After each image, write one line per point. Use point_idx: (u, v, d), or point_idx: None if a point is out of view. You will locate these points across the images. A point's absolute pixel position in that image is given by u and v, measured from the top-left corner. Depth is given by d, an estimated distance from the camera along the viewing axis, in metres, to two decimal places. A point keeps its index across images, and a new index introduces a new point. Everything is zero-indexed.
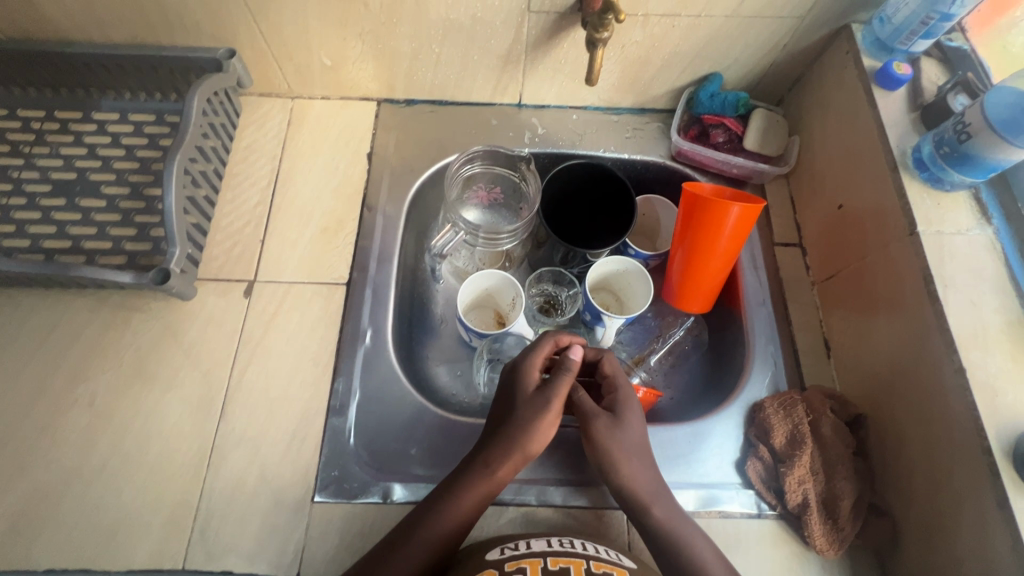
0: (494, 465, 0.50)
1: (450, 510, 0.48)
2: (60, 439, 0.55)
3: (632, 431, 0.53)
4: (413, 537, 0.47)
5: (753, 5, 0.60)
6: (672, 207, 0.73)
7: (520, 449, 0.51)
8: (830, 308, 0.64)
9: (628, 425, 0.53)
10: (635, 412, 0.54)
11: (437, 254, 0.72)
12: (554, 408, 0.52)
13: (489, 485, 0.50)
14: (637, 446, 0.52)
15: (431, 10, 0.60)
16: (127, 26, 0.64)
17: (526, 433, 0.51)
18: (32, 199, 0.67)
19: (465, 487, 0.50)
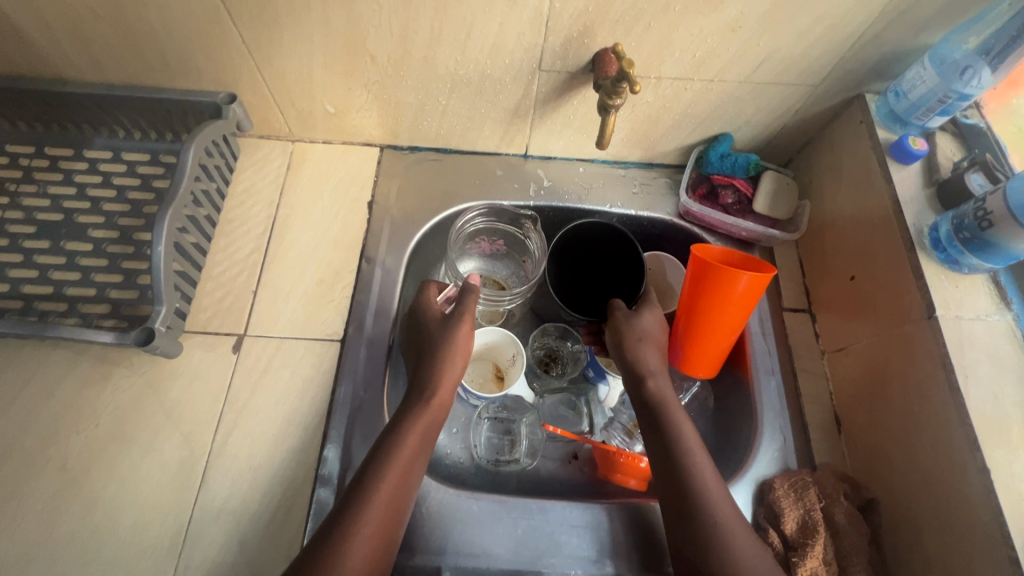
0: (425, 389, 0.55)
1: (398, 438, 0.51)
2: (26, 506, 0.52)
3: (646, 319, 0.61)
4: (374, 475, 0.48)
5: (768, 72, 0.59)
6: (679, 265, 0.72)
7: (441, 367, 0.56)
8: (840, 381, 0.62)
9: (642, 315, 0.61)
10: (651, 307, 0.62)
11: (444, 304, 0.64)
12: (464, 328, 0.58)
13: (429, 410, 0.54)
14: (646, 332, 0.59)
15: (440, 66, 0.59)
16: (124, 69, 0.62)
17: (446, 352, 0.56)
18: (15, 240, 0.64)
19: (404, 417, 0.53)
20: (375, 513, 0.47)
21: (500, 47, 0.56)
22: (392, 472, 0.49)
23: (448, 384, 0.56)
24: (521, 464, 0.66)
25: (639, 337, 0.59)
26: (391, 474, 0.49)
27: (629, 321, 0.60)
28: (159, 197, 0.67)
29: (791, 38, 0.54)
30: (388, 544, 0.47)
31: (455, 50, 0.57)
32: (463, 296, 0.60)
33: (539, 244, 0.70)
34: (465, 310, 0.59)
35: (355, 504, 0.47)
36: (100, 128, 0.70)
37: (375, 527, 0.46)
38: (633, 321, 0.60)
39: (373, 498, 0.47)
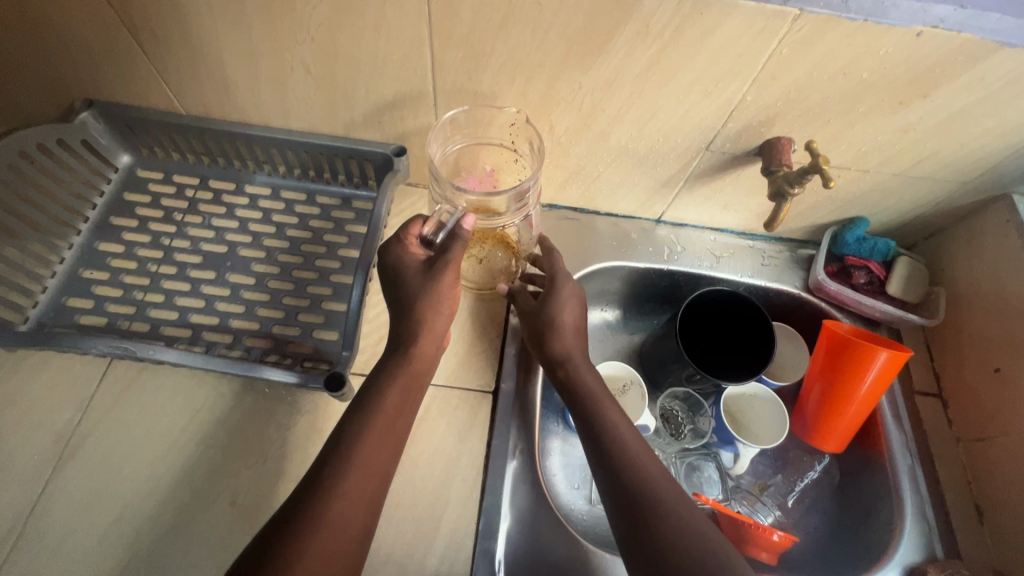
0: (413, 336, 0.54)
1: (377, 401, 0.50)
2: (200, 540, 0.52)
3: (552, 304, 0.60)
4: (358, 433, 0.48)
5: (923, 168, 0.62)
6: (791, 334, 0.75)
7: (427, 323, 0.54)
8: (980, 471, 0.63)
9: (556, 304, 0.59)
10: (556, 289, 0.60)
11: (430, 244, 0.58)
12: (447, 274, 0.54)
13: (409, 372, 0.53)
14: (562, 321, 0.59)
15: (612, 138, 0.62)
16: (308, 118, 0.65)
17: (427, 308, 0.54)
18: (182, 269, 0.66)
19: (384, 381, 0.52)
20: (359, 474, 0.45)
21: (678, 128, 0.60)
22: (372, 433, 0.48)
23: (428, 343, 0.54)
24: None
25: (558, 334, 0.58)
26: (370, 436, 0.48)
27: (538, 310, 0.60)
28: (317, 236, 0.70)
29: (959, 141, 0.57)
30: (372, 500, 0.46)
31: (633, 128, 0.60)
32: (449, 245, 0.53)
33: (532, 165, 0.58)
34: (448, 263, 0.54)
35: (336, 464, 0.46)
36: (262, 166, 0.73)
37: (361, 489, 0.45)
38: (545, 314, 0.59)
39: (358, 454, 0.46)
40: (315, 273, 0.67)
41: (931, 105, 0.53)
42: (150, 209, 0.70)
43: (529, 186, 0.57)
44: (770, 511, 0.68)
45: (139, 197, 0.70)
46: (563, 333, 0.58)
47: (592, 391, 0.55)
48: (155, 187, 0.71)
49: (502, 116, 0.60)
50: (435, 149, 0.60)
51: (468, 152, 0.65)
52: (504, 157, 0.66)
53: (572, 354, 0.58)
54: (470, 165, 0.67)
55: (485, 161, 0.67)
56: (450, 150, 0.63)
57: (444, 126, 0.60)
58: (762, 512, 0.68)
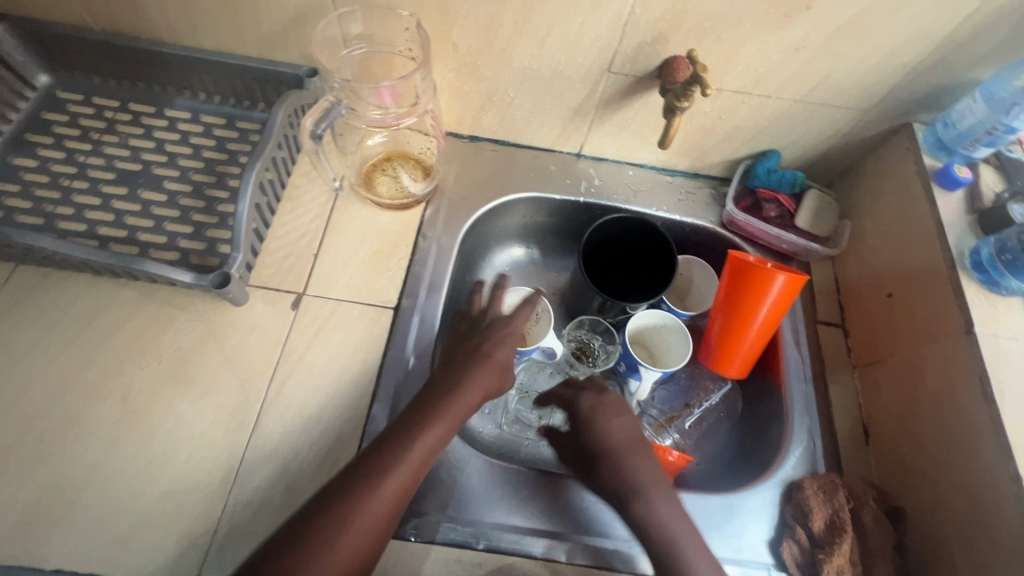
0: (430, 415, 0.52)
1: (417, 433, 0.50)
2: (88, 432, 0.54)
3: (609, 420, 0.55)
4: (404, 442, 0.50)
5: (824, 93, 0.62)
6: (707, 269, 0.75)
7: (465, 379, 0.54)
8: (871, 393, 0.64)
9: (603, 415, 0.56)
10: (615, 415, 0.55)
11: (315, 135, 0.62)
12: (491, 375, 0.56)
13: (445, 420, 0.52)
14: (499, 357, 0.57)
15: (515, 58, 0.63)
16: (219, 36, 0.66)
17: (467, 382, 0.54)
18: (94, 185, 0.67)
19: (406, 435, 0.50)
20: (383, 496, 0.47)
21: (576, 46, 0.60)
22: (417, 450, 0.49)
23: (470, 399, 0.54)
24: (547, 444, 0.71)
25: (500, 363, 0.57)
26: (425, 438, 0.50)
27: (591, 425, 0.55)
28: (232, 158, 0.71)
29: (851, 61, 0.58)
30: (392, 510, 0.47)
31: (533, 46, 0.61)
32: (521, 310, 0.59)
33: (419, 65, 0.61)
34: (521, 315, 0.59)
35: (388, 457, 0.49)
36: (183, 90, 0.74)
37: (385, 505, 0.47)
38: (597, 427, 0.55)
39: (382, 476, 0.47)
40: (226, 192, 0.68)
41: (814, 18, 0.54)
42: (67, 128, 0.71)
43: (417, 80, 0.60)
44: (670, 435, 0.70)
45: (56, 116, 0.71)
46: (596, 428, 0.55)
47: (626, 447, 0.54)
48: (74, 108, 0.72)
49: (397, 20, 0.60)
50: (324, 57, 0.61)
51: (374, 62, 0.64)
52: (408, 69, 0.65)
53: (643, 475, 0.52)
54: (377, 77, 0.66)
55: (392, 76, 0.66)
56: (348, 56, 0.63)
57: (331, 21, 0.59)
58: (664, 437, 0.69)
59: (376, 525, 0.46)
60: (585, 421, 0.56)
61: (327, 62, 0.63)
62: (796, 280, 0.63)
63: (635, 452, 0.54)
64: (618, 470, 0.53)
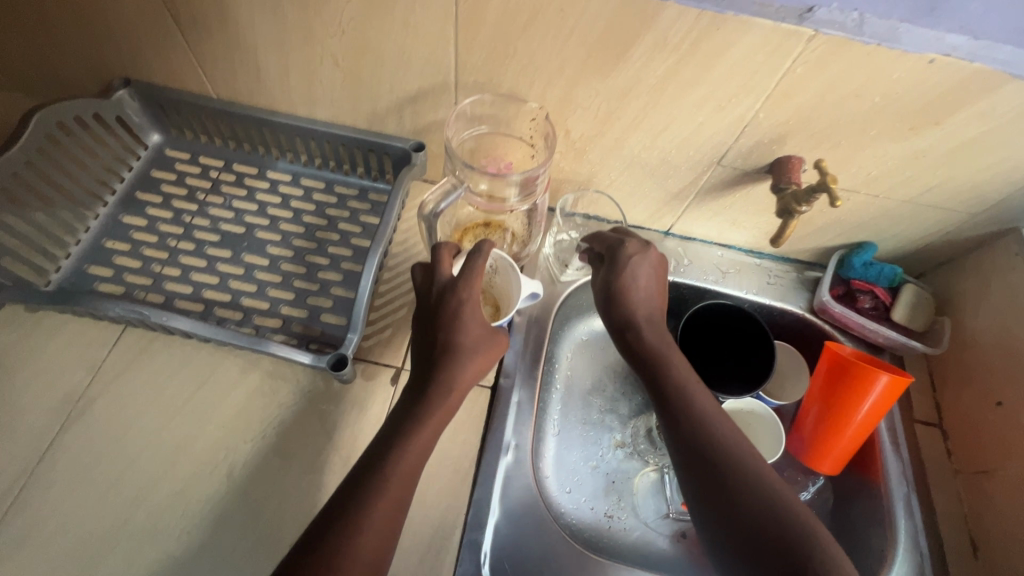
0: (422, 419, 0.50)
1: (409, 440, 0.48)
2: (194, 507, 0.54)
3: (636, 271, 0.60)
4: (400, 447, 0.48)
5: (934, 196, 0.62)
6: (794, 356, 0.75)
7: (451, 372, 0.52)
8: (977, 504, 0.62)
9: (636, 263, 0.60)
10: (634, 282, 0.59)
11: (433, 212, 0.63)
12: (468, 329, 0.53)
13: (434, 423, 0.50)
14: (466, 339, 0.53)
15: (626, 147, 0.64)
16: (334, 108, 0.67)
17: (448, 390, 0.52)
18: (200, 246, 0.68)
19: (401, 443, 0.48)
20: (386, 505, 0.45)
21: (690, 140, 0.61)
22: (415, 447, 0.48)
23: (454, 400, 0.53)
24: (628, 528, 0.70)
25: (473, 338, 0.54)
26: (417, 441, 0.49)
27: (621, 290, 0.59)
28: (332, 224, 0.72)
29: (969, 171, 0.58)
30: (397, 509, 0.46)
31: (647, 138, 0.62)
32: (471, 259, 0.54)
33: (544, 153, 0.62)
34: (473, 273, 0.54)
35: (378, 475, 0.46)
36: (285, 153, 0.75)
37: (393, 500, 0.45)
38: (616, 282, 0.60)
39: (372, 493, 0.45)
40: (326, 258, 0.69)
41: (941, 132, 0.54)
42: (175, 186, 0.72)
43: (539, 172, 0.59)
44: None
45: (165, 175, 0.73)
46: (637, 295, 0.59)
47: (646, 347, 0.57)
48: (182, 166, 0.74)
49: (523, 111, 0.61)
50: (452, 130, 0.62)
51: (489, 139, 0.66)
52: (523, 150, 0.67)
53: (665, 345, 0.57)
54: (490, 153, 0.68)
55: (506, 154, 0.68)
56: (469, 135, 0.65)
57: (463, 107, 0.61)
58: None
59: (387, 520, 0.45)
60: (621, 266, 0.60)
61: (452, 137, 0.63)
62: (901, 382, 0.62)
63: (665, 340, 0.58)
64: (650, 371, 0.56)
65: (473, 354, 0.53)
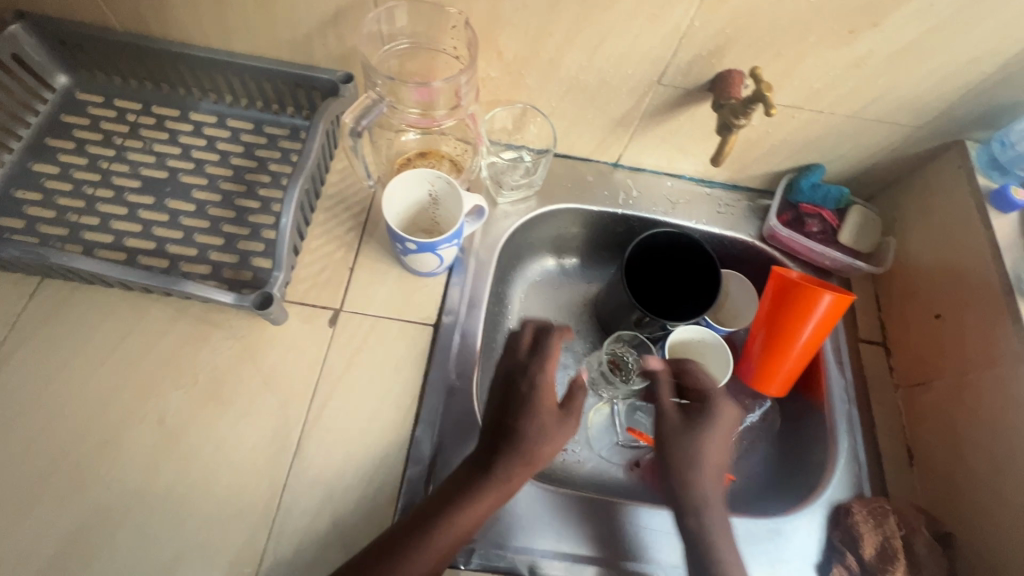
0: (479, 491, 0.49)
1: (471, 503, 0.48)
2: (125, 456, 0.52)
3: (710, 438, 0.56)
4: (452, 513, 0.47)
5: (879, 110, 0.61)
6: (745, 283, 0.74)
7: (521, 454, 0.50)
8: (915, 415, 0.63)
9: (719, 424, 0.57)
10: (717, 436, 0.56)
11: (354, 130, 0.63)
12: (546, 421, 0.52)
13: (491, 497, 0.49)
14: (535, 429, 0.51)
15: (563, 68, 0.60)
16: (251, 37, 0.63)
17: (527, 464, 0.51)
18: (119, 193, 0.64)
19: (471, 501, 0.48)
20: (427, 562, 0.46)
21: (628, 57, 0.58)
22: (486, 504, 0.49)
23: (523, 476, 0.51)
24: (581, 460, 0.70)
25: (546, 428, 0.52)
26: (480, 504, 0.48)
27: (692, 440, 0.56)
28: (261, 165, 0.68)
29: (911, 78, 0.56)
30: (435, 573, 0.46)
31: (583, 56, 0.59)
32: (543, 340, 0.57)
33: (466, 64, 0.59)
34: (547, 356, 0.56)
35: (424, 527, 0.47)
36: (208, 93, 0.71)
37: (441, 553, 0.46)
38: (687, 445, 0.56)
39: (421, 548, 0.46)
40: (257, 201, 0.66)
41: (881, 35, 0.52)
42: (89, 131, 0.68)
43: (461, 83, 0.58)
44: None
45: (77, 119, 0.68)
46: (703, 467, 0.55)
47: (700, 457, 0.55)
48: (95, 110, 0.69)
49: (444, 17, 0.56)
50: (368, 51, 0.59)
51: (418, 56, 0.61)
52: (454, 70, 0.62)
53: (707, 487, 0.54)
54: (421, 74, 0.62)
55: (437, 74, 0.63)
56: (389, 51, 0.60)
57: (377, 15, 0.56)
58: None
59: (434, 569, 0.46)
60: (699, 425, 0.57)
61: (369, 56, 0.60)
62: (842, 301, 0.62)
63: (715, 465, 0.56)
64: (682, 480, 0.55)
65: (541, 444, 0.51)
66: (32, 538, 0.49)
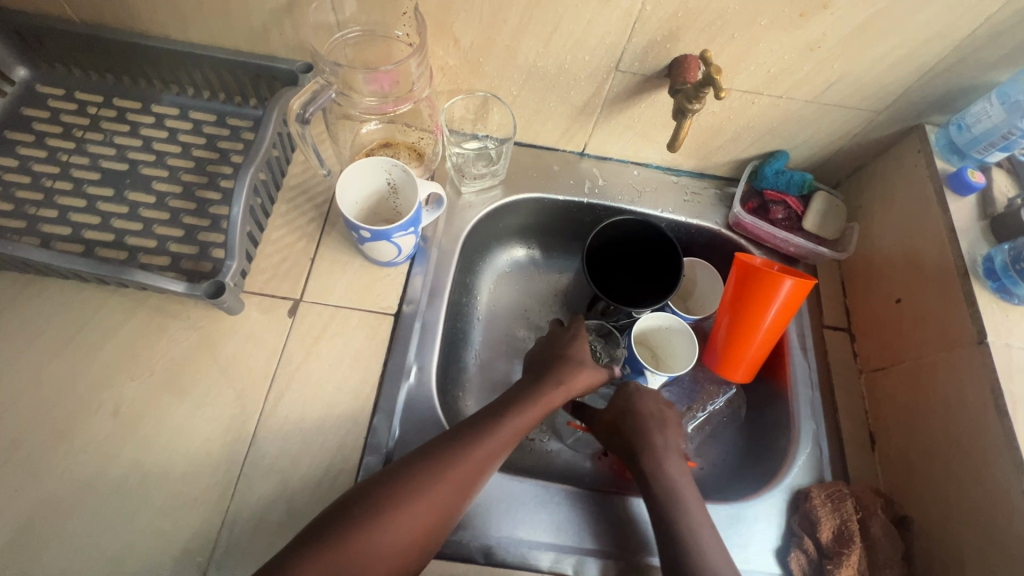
0: (530, 402, 0.56)
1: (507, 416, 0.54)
2: (79, 447, 0.52)
3: (643, 398, 0.62)
4: (486, 432, 0.52)
5: (837, 94, 0.61)
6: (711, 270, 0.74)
7: (554, 386, 0.58)
8: (877, 400, 0.64)
9: (643, 392, 0.62)
10: (648, 397, 0.62)
11: (302, 118, 0.60)
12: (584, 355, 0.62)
13: (538, 410, 0.56)
14: (581, 357, 0.61)
15: (520, 55, 0.60)
16: (208, 28, 0.62)
17: (568, 383, 0.59)
18: (79, 186, 0.64)
19: (472, 437, 0.51)
20: (451, 480, 0.49)
21: (583, 43, 0.58)
22: (475, 457, 0.50)
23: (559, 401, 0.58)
24: (551, 448, 0.70)
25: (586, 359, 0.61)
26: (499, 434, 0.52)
27: (626, 402, 0.61)
28: (223, 157, 0.68)
29: (866, 62, 0.56)
30: (468, 484, 0.50)
31: (539, 43, 0.59)
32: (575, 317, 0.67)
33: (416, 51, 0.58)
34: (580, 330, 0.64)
35: (457, 446, 0.51)
36: (170, 85, 0.70)
37: (441, 498, 0.48)
38: (628, 406, 0.61)
39: (462, 452, 0.50)
40: (218, 193, 0.66)
41: (831, 18, 0.52)
42: (49, 124, 0.67)
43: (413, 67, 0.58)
44: None
45: (37, 112, 0.68)
46: (647, 423, 0.60)
47: (645, 418, 0.60)
48: (55, 103, 0.69)
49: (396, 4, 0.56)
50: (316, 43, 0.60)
51: (374, 44, 0.61)
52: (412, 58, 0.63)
53: (660, 444, 0.58)
54: (380, 61, 0.63)
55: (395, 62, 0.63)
56: (339, 40, 0.60)
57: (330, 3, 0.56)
58: None
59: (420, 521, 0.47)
60: (630, 393, 0.62)
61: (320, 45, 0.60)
62: (804, 284, 0.61)
63: (668, 425, 0.60)
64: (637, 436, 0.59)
65: (583, 367, 0.60)
66: None
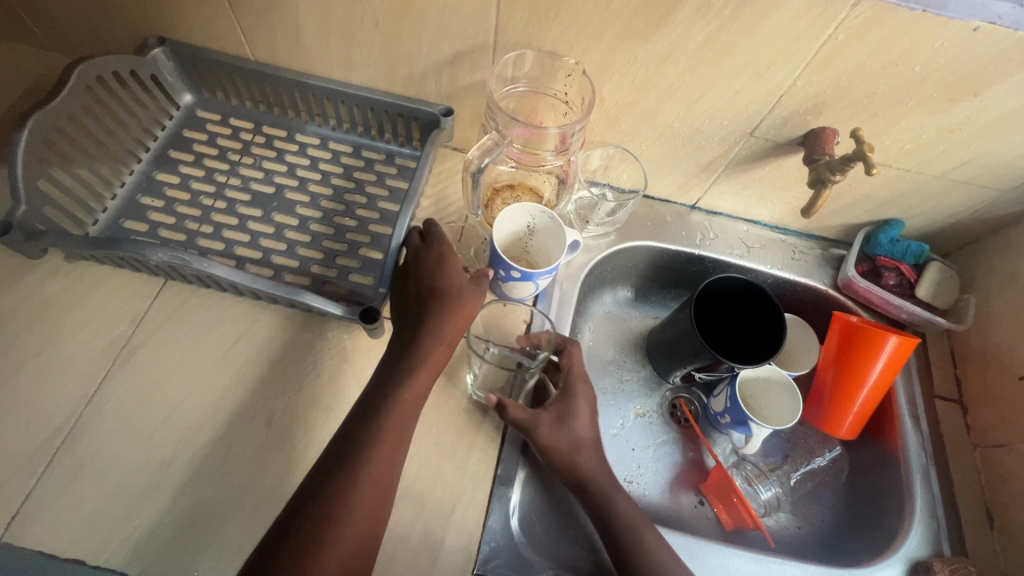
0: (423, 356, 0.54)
1: (409, 373, 0.53)
2: (235, 451, 0.56)
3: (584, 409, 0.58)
4: (395, 387, 0.52)
5: (966, 172, 0.63)
6: (803, 326, 0.75)
7: (441, 322, 0.56)
8: (995, 476, 0.63)
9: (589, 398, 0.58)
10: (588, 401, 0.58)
11: (478, 169, 0.63)
12: (453, 286, 0.58)
13: (433, 359, 0.55)
14: (445, 282, 0.58)
15: (660, 115, 0.64)
16: (371, 70, 0.68)
17: (438, 325, 0.56)
18: (232, 205, 0.69)
19: (403, 376, 0.53)
20: (384, 448, 0.49)
21: (724, 110, 0.61)
22: (405, 401, 0.52)
23: (458, 330, 0.57)
24: (646, 492, 0.69)
25: (466, 284, 0.59)
26: (414, 384, 0.53)
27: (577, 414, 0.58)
28: (359, 188, 0.73)
29: (1005, 145, 0.58)
30: (396, 448, 0.50)
31: (681, 106, 0.62)
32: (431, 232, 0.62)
33: (579, 116, 0.63)
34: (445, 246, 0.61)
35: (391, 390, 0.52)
36: (316, 117, 0.76)
37: (384, 464, 0.48)
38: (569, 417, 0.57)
39: (394, 400, 0.51)
40: (355, 221, 0.70)
41: (979, 104, 0.54)
42: (207, 146, 0.74)
43: (574, 130, 0.62)
44: (771, 485, 0.69)
45: (197, 135, 0.74)
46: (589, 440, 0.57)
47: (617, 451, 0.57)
48: (213, 127, 0.75)
49: (556, 65, 0.61)
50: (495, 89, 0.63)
51: (528, 99, 0.65)
52: (558, 111, 0.67)
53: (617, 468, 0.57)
54: (527, 113, 0.67)
55: (542, 115, 0.68)
56: (509, 92, 0.64)
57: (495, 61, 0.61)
58: (761, 491, 0.68)
59: (369, 509, 0.47)
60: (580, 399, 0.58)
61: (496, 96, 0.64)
62: (908, 343, 0.64)
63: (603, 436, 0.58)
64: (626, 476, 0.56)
65: (461, 295, 0.58)
66: (150, 526, 0.52)
